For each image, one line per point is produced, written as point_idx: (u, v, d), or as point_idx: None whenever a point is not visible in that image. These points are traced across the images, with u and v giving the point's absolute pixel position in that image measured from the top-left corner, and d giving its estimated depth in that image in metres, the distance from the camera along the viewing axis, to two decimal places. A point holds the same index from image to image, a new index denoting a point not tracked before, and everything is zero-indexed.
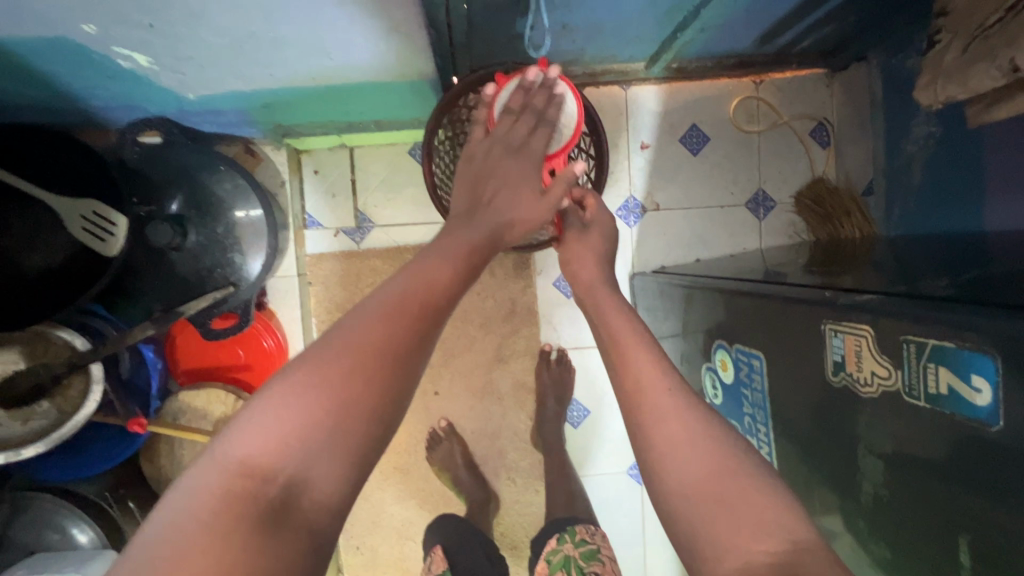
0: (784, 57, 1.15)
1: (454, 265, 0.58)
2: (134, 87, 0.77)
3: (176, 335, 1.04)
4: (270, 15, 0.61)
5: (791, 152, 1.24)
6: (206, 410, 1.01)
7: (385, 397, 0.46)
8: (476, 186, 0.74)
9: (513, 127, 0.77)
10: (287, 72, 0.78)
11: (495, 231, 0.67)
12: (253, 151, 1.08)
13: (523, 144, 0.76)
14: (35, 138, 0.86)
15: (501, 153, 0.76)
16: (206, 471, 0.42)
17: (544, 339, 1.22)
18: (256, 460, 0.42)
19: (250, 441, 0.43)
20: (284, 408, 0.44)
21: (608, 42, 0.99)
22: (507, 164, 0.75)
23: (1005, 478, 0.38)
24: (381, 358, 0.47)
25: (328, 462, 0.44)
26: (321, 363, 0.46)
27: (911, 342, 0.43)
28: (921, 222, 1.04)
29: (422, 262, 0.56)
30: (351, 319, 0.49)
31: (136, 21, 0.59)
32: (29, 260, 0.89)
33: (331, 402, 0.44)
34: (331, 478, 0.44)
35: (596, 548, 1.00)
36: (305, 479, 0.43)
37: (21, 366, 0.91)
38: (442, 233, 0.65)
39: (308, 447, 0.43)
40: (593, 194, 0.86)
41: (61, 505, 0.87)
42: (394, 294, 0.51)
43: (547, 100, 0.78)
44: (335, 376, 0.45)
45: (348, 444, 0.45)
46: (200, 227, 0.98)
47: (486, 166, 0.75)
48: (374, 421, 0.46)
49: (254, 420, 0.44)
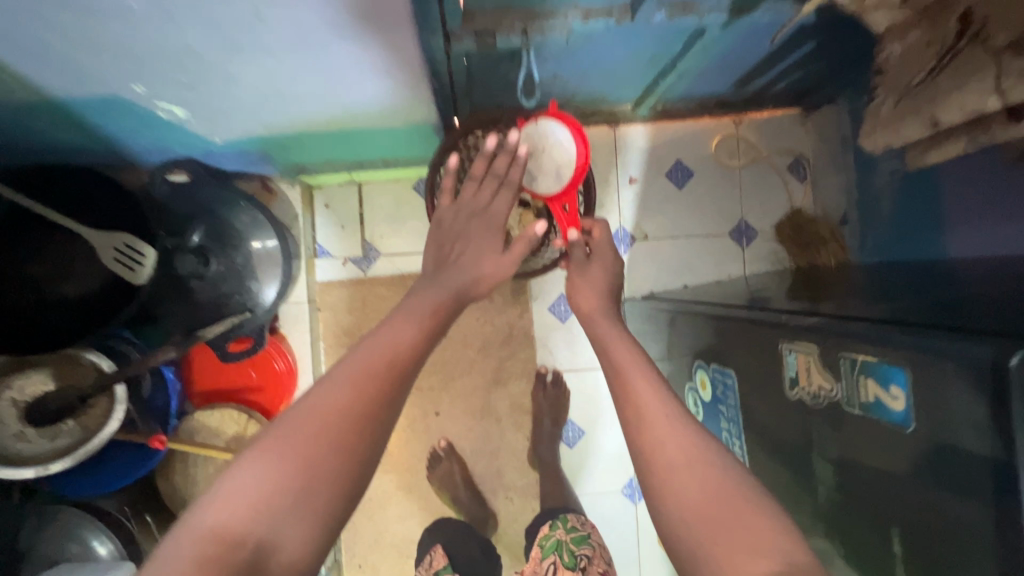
0: (760, 99, 1.25)
1: (415, 327, 0.59)
2: (169, 133, 0.86)
3: (194, 357, 1.11)
4: (295, 74, 0.70)
5: (770, 185, 1.33)
6: (219, 428, 1.07)
7: (353, 457, 0.48)
8: (445, 242, 0.79)
9: (478, 191, 0.83)
10: (306, 119, 0.87)
11: (460, 289, 0.71)
12: (270, 188, 1.17)
13: (486, 206, 0.82)
14: (74, 177, 0.94)
15: (465, 217, 0.81)
16: (180, 540, 0.42)
17: (540, 362, 1.29)
18: (228, 527, 0.43)
19: (223, 508, 0.44)
20: (257, 474, 0.45)
21: (596, 88, 1.08)
22: (472, 224, 0.80)
23: (922, 477, 0.44)
24: (344, 419, 0.48)
25: (298, 518, 0.45)
26: (292, 427, 0.48)
27: (847, 357, 0.49)
28: (891, 251, 1.11)
29: (394, 321, 0.59)
30: (319, 389, 0.50)
31: (179, 82, 0.68)
32: (63, 287, 0.96)
33: (302, 460, 0.46)
34: (299, 541, 0.45)
35: (586, 533, 1.07)
36: (278, 535, 0.44)
37: (50, 387, 0.97)
38: (410, 295, 0.67)
39: (276, 512, 0.44)
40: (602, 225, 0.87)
41: (84, 518, 0.93)
42: (360, 358, 0.52)
43: (510, 163, 0.82)
44: (307, 435, 0.47)
45: (316, 507, 0.46)
46: (220, 256, 1.04)
47: (453, 230, 0.80)
48: (343, 476, 0.47)
49: (234, 482, 0.45)
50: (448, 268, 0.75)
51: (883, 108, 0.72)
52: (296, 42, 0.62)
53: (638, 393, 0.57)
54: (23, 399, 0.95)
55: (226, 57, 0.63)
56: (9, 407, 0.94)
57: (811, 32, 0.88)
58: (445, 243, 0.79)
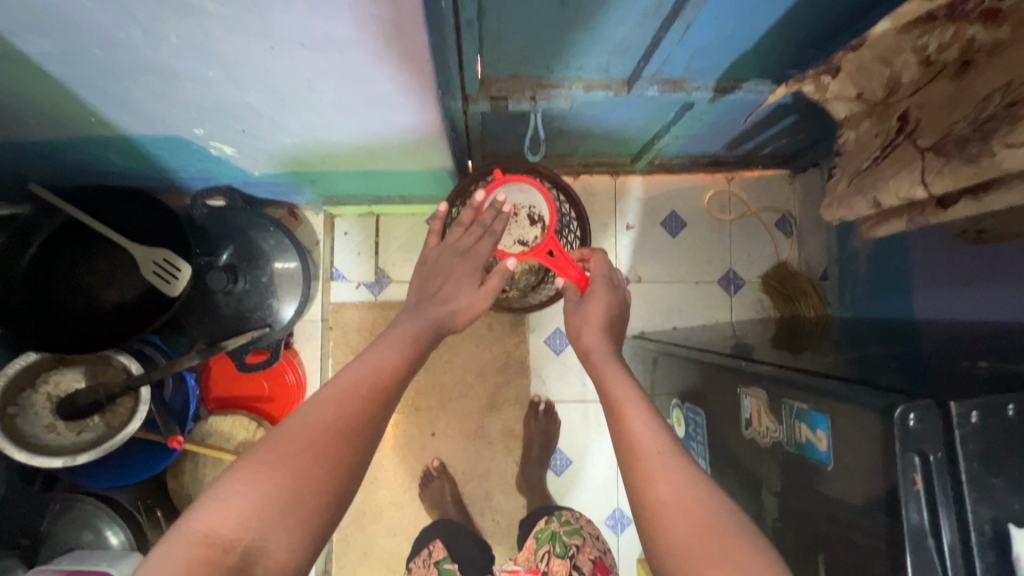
0: (750, 160, 1.35)
1: (394, 356, 0.67)
2: (215, 166, 0.97)
3: (213, 366, 1.20)
4: (332, 125, 0.81)
5: (758, 238, 1.42)
6: (230, 434, 1.15)
7: (337, 470, 0.53)
8: (433, 278, 0.90)
9: (463, 235, 0.95)
10: (339, 158, 0.98)
11: (438, 320, 0.80)
12: (296, 215, 1.28)
13: (472, 247, 0.93)
14: (122, 195, 1.04)
15: (449, 256, 0.92)
16: (171, 544, 0.46)
17: (533, 391, 1.36)
18: (217, 532, 0.47)
19: (212, 515, 0.47)
20: (245, 484, 0.49)
21: (598, 144, 1.19)
22: (455, 264, 0.91)
23: (834, 513, 0.51)
24: (329, 434, 0.54)
25: (284, 524, 0.49)
26: (279, 442, 0.53)
27: (787, 403, 0.56)
28: (865, 308, 1.19)
29: (375, 351, 0.67)
30: (305, 410, 0.56)
31: (234, 128, 0.79)
32: (104, 295, 1.06)
33: (290, 470, 0.51)
34: (285, 547, 0.49)
35: (579, 526, 1.14)
36: (264, 541, 0.48)
37: (81, 384, 1.06)
38: (391, 327, 0.75)
39: (262, 519, 0.48)
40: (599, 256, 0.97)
41: (101, 509, 1.00)
42: (341, 382, 0.60)
43: (496, 216, 0.97)
44: (293, 450, 0.52)
45: (301, 516, 0.50)
46: (246, 275, 1.16)
47: (439, 266, 0.91)
48: (327, 486, 0.52)
49: (224, 494, 0.49)
50: (435, 300, 0.85)
51: (840, 186, 0.78)
52: (337, 103, 0.73)
53: (630, 426, 0.62)
54: (57, 394, 1.04)
55: (277, 111, 0.74)
56: (45, 400, 1.03)
57: (790, 110, 0.98)
58: (433, 280, 0.90)
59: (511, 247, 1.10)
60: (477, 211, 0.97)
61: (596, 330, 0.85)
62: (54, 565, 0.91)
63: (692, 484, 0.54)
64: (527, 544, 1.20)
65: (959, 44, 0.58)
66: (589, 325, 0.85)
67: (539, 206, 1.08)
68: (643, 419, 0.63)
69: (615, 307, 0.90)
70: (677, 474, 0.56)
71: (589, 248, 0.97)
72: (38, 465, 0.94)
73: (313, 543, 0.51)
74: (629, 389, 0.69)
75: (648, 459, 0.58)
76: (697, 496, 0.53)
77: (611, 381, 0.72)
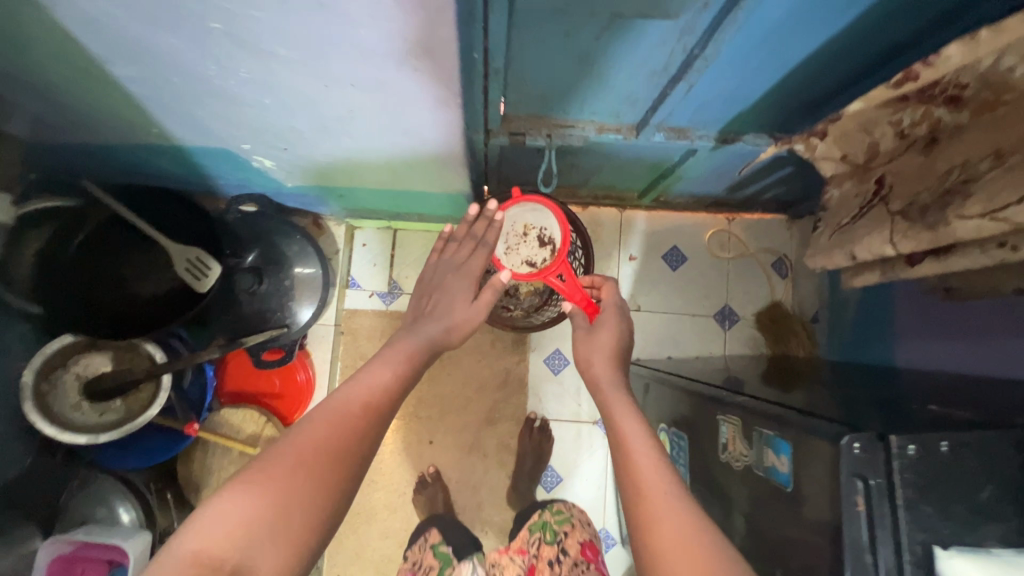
0: (750, 203, 1.43)
1: (386, 373, 0.73)
2: (253, 176, 1.06)
3: (229, 360, 1.28)
4: (365, 148, 0.89)
5: (754, 277, 1.49)
6: (239, 426, 1.21)
7: (323, 492, 0.59)
8: (431, 291, 0.99)
9: (458, 250, 1.03)
10: (366, 175, 1.06)
11: (434, 336, 0.87)
12: (320, 224, 1.37)
13: (463, 262, 1.01)
14: (165, 196, 1.12)
15: (444, 272, 1.01)
16: (166, 563, 0.51)
17: (530, 408, 1.42)
18: (209, 552, 0.52)
19: (204, 536, 0.53)
20: (235, 507, 0.55)
21: (607, 179, 1.27)
22: (449, 279, 0.99)
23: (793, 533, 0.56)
24: (317, 456, 0.60)
25: (270, 544, 0.54)
26: (269, 468, 0.58)
27: (757, 431, 0.62)
28: (852, 351, 1.25)
29: (369, 372, 0.73)
30: (299, 427, 0.62)
31: (277, 146, 0.88)
32: (138, 287, 1.14)
33: (278, 493, 0.57)
34: (272, 562, 0.54)
35: (569, 515, 1.21)
36: (253, 559, 0.53)
37: (108, 368, 1.13)
38: (390, 343, 0.83)
39: (251, 540, 0.54)
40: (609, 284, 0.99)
41: (117, 487, 1.07)
42: (333, 401, 0.66)
43: (488, 227, 1.03)
44: (280, 476, 0.58)
45: (287, 535, 0.56)
46: (269, 277, 1.24)
47: (436, 283, 1.00)
48: (316, 504, 0.58)
49: (221, 511, 0.55)
50: (434, 313, 0.93)
51: (823, 238, 0.85)
52: (373, 131, 0.81)
53: (635, 453, 0.66)
54: (85, 375, 1.11)
55: (319, 134, 0.83)
56: (74, 380, 1.10)
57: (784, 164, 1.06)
58: (431, 293, 0.98)
59: (517, 266, 1.08)
60: (489, 229, 1.03)
61: (604, 358, 0.87)
62: (69, 536, 0.97)
63: (681, 507, 0.59)
64: (520, 532, 1.27)
65: (925, 123, 0.66)
66: (598, 352, 0.88)
67: (550, 227, 1.06)
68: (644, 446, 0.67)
69: (626, 337, 0.92)
70: (672, 496, 0.60)
71: (600, 276, 1.00)
72: (63, 440, 1.01)
73: (303, 553, 0.57)
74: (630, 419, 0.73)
75: (645, 485, 0.62)
76: (680, 517, 0.58)
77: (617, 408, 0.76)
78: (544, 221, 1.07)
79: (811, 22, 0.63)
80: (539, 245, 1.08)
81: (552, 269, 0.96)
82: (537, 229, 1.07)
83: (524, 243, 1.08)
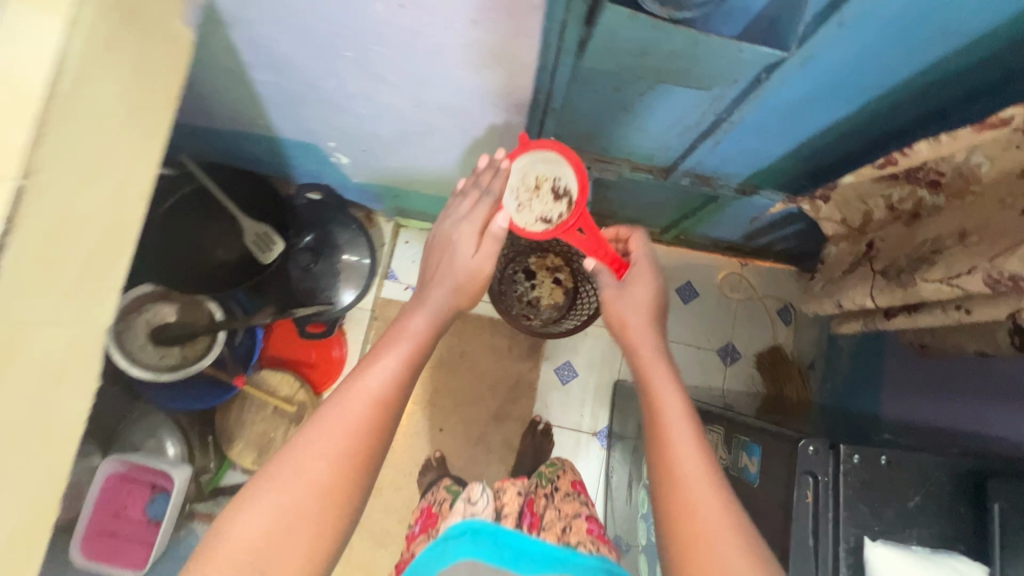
0: (763, 252, 1.55)
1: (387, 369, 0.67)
2: (326, 169, 1.21)
3: (274, 328, 1.42)
4: (432, 159, 1.04)
5: (760, 321, 1.59)
6: (276, 388, 1.36)
7: (343, 489, 0.59)
8: (443, 277, 0.87)
9: (462, 203, 0.91)
10: (424, 183, 1.21)
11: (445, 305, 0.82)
12: (371, 219, 1.53)
13: (467, 215, 0.89)
14: (248, 175, 1.28)
15: (452, 225, 0.91)
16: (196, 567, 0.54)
17: (536, 412, 1.54)
18: (239, 557, 0.54)
19: (234, 542, 0.55)
20: (260, 511, 0.56)
21: (635, 212, 1.40)
22: (454, 234, 0.89)
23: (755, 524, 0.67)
24: (334, 456, 0.59)
25: (295, 545, 0.56)
26: (289, 470, 0.58)
27: (735, 438, 0.76)
28: (841, 399, 1.34)
29: (376, 357, 0.68)
30: (293, 452, 0.60)
31: (359, 148, 1.03)
32: (212, 251, 1.27)
33: (299, 496, 0.57)
34: (298, 559, 0.56)
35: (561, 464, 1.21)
36: (280, 557, 0.55)
37: (172, 318, 1.28)
38: (393, 323, 0.76)
39: (278, 543, 0.56)
40: (638, 239, 0.92)
41: (167, 424, 1.22)
42: (331, 418, 0.62)
43: (495, 177, 0.89)
44: (299, 481, 0.58)
45: (312, 534, 0.57)
46: (322, 260, 1.39)
47: (444, 238, 0.91)
48: (336, 501, 0.59)
49: (232, 538, 0.55)
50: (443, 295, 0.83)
51: (816, 287, 0.99)
52: (443, 146, 0.96)
53: (678, 434, 0.66)
54: (154, 321, 1.27)
55: (396, 143, 0.97)
56: (144, 325, 1.25)
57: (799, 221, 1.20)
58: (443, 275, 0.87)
59: (531, 226, 0.88)
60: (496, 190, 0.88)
61: (645, 325, 0.83)
62: (127, 458, 1.12)
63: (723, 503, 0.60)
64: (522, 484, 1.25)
65: (909, 203, 0.78)
66: (638, 319, 0.84)
67: (566, 177, 0.85)
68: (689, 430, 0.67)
69: (659, 301, 0.87)
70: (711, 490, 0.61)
71: (624, 228, 0.94)
72: (130, 374, 1.15)
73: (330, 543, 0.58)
74: (665, 394, 0.71)
75: (681, 471, 0.63)
76: (713, 503, 0.60)
77: (664, 381, 0.73)
78: (557, 167, 0.85)
79: (825, 105, 0.76)
80: (554, 198, 0.88)
81: (568, 227, 0.84)
82: (549, 178, 0.87)
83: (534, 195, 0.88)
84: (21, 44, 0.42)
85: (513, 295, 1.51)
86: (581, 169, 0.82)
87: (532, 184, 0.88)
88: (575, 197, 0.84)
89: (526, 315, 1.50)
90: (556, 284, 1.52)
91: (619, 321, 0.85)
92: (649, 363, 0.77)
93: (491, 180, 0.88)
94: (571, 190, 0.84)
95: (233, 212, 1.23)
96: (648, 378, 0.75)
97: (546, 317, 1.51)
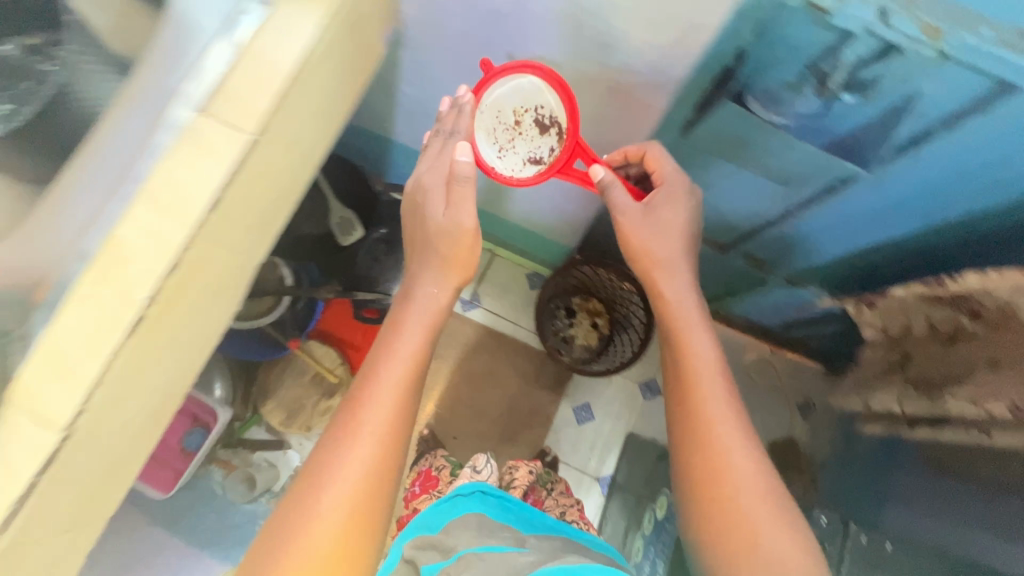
0: (795, 346, 1.52)
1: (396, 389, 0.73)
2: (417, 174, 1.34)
3: (330, 304, 1.52)
4: None
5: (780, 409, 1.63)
6: (318, 357, 1.46)
7: (366, 528, 0.68)
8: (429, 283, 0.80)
9: (433, 154, 0.79)
10: (491, 199, 1.35)
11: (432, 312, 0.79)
12: None
13: (443, 171, 0.77)
14: (348, 167, 1.38)
15: (416, 187, 0.80)
16: None
17: (546, 443, 1.59)
18: None
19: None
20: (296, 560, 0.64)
21: None
22: (425, 194, 0.78)
23: None
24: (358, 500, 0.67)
25: None
26: (319, 521, 0.66)
27: None
28: None
29: (372, 392, 0.72)
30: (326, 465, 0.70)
31: None
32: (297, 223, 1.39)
33: (329, 541, 0.65)
34: None
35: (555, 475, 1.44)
36: None
37: None
38: (381, 344, 0.77)
39: None
40: (659, 149, 0.82)
41: (219, 367, 1.33)
42: (331, 476, 0.68)
43: (460, 114, 0.79)
44: (326, 532, 0.65)
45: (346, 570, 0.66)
46: (388, 254, 1.51)
47: (412, 206, 0.81)
48: (362, 541, 0.67)
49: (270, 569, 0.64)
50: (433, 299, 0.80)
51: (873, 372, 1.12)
52: None
53: (727, 441, 0.76)
54: None
55: None
56: None
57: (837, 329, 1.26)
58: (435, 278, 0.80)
59: (520, 168, 0.84)
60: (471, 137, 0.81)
61: (691, 301, 0.84)
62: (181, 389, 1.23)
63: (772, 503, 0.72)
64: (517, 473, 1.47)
65: (946, 325, 0.88)
66: (693, 313, 0.84)
67: (546, 105, 0.79)
68: (733, 431, 0.76)
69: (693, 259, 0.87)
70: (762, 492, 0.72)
71: (636, 144, 0.83)
72: None
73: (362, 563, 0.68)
74: (711, 391, 0.79)
75: (722, 475, 0.74)
76: (760, 499, 0.72)
77: (710, 381, 0.80)
78: (531, 93, 0.80)
79: (885, 224, 0.84)
80: (539, 131, 0.82)
81: (563, 166, 0.80)
82: (524, 109, 0.81)
83: (514, 128, 0.83)
84: (284, 43, 0.55)
85: (554, 329, 1.60)
86: (563, 88, 0.76)
87: (512, 120, 0.83)
88: (562, 124, 0.79)
89: (563, 350, 1.59)
90: (590, 326, 1.61)
91: (664, 299, 0.85)
92: (695, 351, 0.82)
93: (457, 120, 0.79)
94: (552, 116, 0.80)
95: (326, 197, 1.35)
96: (694, 373, 0.80)
97: (581, 354, 1.59)
